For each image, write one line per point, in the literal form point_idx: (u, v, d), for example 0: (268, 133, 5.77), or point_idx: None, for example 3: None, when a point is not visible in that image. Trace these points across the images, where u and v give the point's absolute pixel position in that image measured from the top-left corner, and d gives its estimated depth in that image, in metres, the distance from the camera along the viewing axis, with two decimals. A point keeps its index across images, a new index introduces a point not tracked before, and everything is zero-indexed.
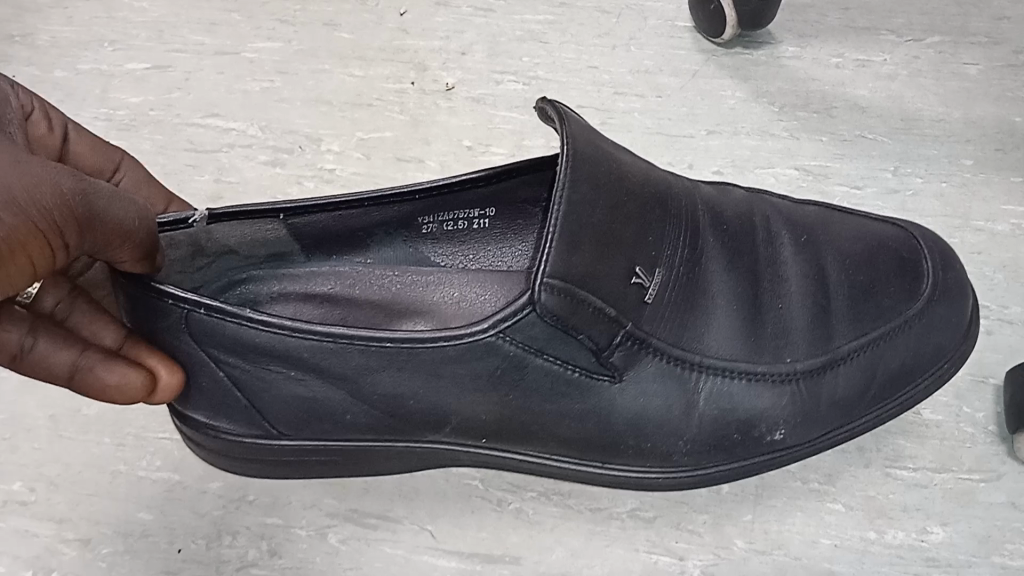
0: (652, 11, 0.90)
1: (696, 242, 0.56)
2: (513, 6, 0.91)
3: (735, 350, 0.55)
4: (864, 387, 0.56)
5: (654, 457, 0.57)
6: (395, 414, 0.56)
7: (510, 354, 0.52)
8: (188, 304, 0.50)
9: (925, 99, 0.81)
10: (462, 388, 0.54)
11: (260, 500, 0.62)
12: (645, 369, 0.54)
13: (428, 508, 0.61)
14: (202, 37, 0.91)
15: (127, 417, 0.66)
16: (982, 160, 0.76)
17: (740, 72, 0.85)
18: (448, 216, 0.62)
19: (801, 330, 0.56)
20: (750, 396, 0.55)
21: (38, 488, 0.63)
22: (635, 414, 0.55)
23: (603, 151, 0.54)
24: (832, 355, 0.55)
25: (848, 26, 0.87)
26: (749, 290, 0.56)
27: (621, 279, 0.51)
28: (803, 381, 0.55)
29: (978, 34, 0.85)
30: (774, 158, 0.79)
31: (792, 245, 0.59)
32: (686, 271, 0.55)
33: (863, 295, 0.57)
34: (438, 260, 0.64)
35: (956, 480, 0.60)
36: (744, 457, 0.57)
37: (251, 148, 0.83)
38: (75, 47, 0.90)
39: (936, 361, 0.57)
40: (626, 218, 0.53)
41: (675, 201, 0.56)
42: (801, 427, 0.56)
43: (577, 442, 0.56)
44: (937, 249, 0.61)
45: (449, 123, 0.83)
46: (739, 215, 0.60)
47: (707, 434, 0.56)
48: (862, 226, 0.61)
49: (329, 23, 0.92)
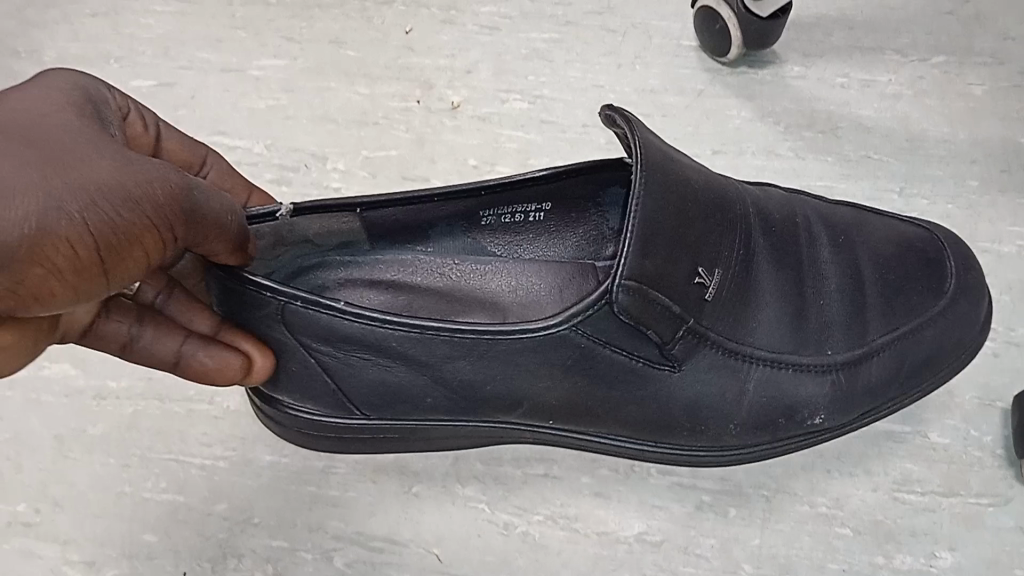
0: (657, 29, 0.90)
1: (748, 243, 0.56)
2: (518, 24, 0.92)
3: (783, 342, 0.56)
4: (901, 377, 0.57)
5: (704, 439, 0.58)
6: (466, 396, 0.56)
7: (581, 345, 0.53)
8: (285, 297, 0.51)
9: (930, 120, 0.81)
10: (537, 376, 0.54)
11: (265, 522, 0.62)
12: (701, 361, 0.54)
13: (434, 529, 0.61)
14: (209, 54, 0.91)
15: (131, 437, 0.66)
16: (989, 181, 0.76)
17: (746, 91, 0.85)
18: (507, 210, 0.61)
19: (840, 322, 0.57)
20: (796, 383, 0.56)
21: (42, 508, 0.63)
22: (688, 400, 0.56)
23: (669, 158, 0.54)
24: (868, 347, 0.56)
25: (853, 45, 0.87)
26: (795, 288, 0.57)
27: (686, 277, 0.52)
28: (844, 371, 0.56)
29: (983, 54, 0.85)
30: (779, 178, 0.79)
31: (830, 245, 0.59)
32: (741, 272, 0.55)
33: (895, 291, 0.58)
34: (495, 250, 0.64)
35: (964, 505, 0.60)
36: (786, 439, 0.58)
37: (257, 166, 0.83)
38: (82, 65, 0.91)
39: (959, 354, 0.58)
40: (692, 223, 0.53)
41: (733, 203, 0.56)
42: (841, 412, 0.57)
43: (636, 425, 0.58)
44: (958, 249, 0.61)
45: (455, 142, 0.83)
46: (784, 217, 0.60)
47: (756, 419, 0.57)
48: (891, 228, 0.62)
49: (335, 39, 0.92)
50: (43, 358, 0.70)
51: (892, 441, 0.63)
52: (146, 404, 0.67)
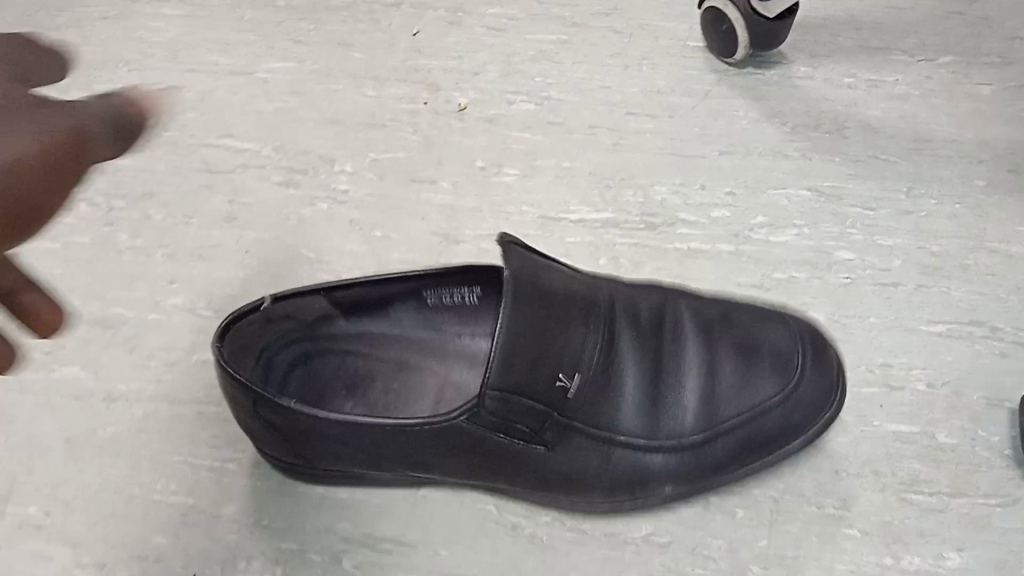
0: (663, 31, 0.91)
1: (609, 359, 0.56)
2: (525, 26, 0.92)
3: (641, 428, 0.57)
4: (750, 446, 0.58)
5: (584, 495, 0.58)
6: (370, 463, 0.57)
7: (474, 435, 0.54)
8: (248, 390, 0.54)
9: (937, 120, 0.81)
10: (438, 458, 0.56)
11: (274, 524, 0.62)
12: (573, 444, 0.56)
13: (442, 532, 0.61)
14: (217, 57, 0.91)
15: (141, 439, 0.66)
16: (996, 181, 0.76)
17: (752, 92, 0.85)
18: (443, 294, 0.61)
19: (688, 413, 0.57)
20: (642, 465, 0.57)
21: (53, 510, 0.63)
22: (566, 469, 0.56)
23: (529, 276, 0.54)
24: (723, 426, 0.57)
25: (860, 46, 0.87)
26: (658, 397, 0.57)
27: (549, 386, 0.53)
28: (689, 451, 0.57)
29: (990, 55, 0.85)
30: (786, 179, 0.79)
31: (691, 346, 0.59)
32: (601, 365, 0.55)
33: (743, 377, 0.58)
34: (438, 333, 0.64)
35: (972, 505, 0.60)
36: (639, 498, 0.58)
37: (265, 169, 0.83)
38: (91, 68, 0.91)
39: (807, 422, 0.59)
40: (551, 340, 0.53)
41: (595, 310, 0.56)
42: (688, 478, 0.58)
43: (523, 482, 0.58)
44: (802, 338, 0.61)
45: (462, 144, 0.83)
46: (648, 318, 0.59)
47: (617, 483, 0.57)
48: (753, 319, 0.61)
49: (342, 42, 0.92)
50: (55, 361, 0.71)
51: (901, 442, 0.63)
52: (157, 406, 0.68)
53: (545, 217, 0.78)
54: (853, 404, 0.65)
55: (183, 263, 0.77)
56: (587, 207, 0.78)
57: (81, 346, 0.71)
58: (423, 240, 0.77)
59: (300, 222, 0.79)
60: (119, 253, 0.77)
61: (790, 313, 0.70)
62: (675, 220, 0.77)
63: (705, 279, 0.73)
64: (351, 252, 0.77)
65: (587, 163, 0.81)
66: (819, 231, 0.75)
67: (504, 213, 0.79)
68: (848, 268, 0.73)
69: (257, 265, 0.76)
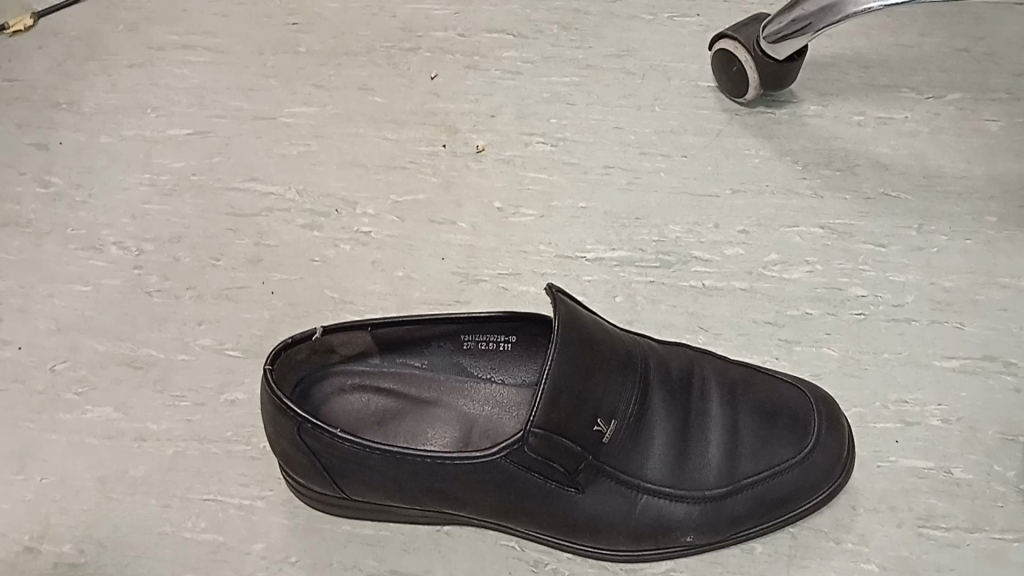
0: (675, 71, 0.93)
1: (643, 413, 0.58)
2: (540, 68, 0.94)
3: (668, 478, 0.58)
4: (766, 505, 0.59)
5: (606, 541, 0.59)
6: (404, 497, 0.59)
7: (508, 472, 0.55)
8: (298, 417, 0.55)
9: (947, 156, 0.83)
10: (471, 491, 0.57)
11: (302, 561, 0.64)
12: (600, 489, 0.57)
13: (466, 568, 0.62)
14: (241, 103, 0.94)
15: (172, 478, 0.68)
16: (1006, 217, 0.78)
17: (764, 131, 0.87)
18: (479, 338, 0.63)
19: (713, 468, 0.58)
20: (666, 515, 0.58)
21: (87, 549, 0.65)
22: (591, 514, 0.58)
23: (581, 320, 0.56)
24: (744, 485, 0.58)
25: (869, 84, 0.89)
26: (687, 449, 0.58)
27: (586, 431, 0.55)
28: (712, 505, 0.58)
29: (997, 91, 0.87)
30: (798, 216, 0.80)
31: (720, 406, 0.61)
32: (633, 417, 0.57)
33: (768, 438, 0.59)
34: (469, 378, 0.66)
35: (989, 540, 0.61)
36: (659, 547, 0.59)
37: (289, 211, 0.85)
38: (120, 114, 0.94)
39: (826, 480, 0.60)
40: (592, 388, 0.55)
41: (634, 364, 0.58)
42: (709, 531, 0.59)
43: (549, 525, 0.59)
44: (827, 405, 0.62)
45: (480, 185, 0.85)
46: (681, 374, 0.61)
47: (639, 531, 0.58)
48: (781, 384, 0.63)
49: (362, 86, 0.95)
50: (87, 402, 0.73)
51: (917, 477, 0.64)
52: (186, 445, 0.70)
53: (562, 256, 0.80)
54: (868, 439, 0.66)
55: (210, 304, 0.79)
56: (602, 245, 0.80)
57: (112, 387, 0.74)
58: (443, 280, 0.79)
59: (323, 263, 0.81)
60: (148, 295, 0.80)
61: (804, 349, 0.71)
62: (689, 258, 0.78)
63: (720, 317, 0.74)
64: (373, 292, 0.79)
65: (602, 203, 0.83)
66: (832, 268, 0.76)
67: (522, 252, 0.80)
68: (860, 304, 0.74)
69: (281, 305, 0.78)
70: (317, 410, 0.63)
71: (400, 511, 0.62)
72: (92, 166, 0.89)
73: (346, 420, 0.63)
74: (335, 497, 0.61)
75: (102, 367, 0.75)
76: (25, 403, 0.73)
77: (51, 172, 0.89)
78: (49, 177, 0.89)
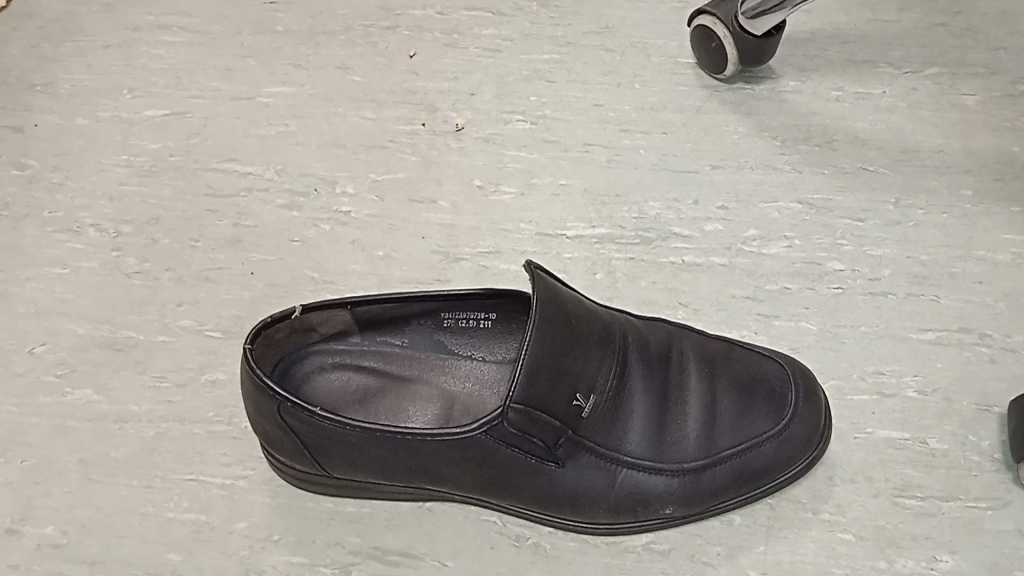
0: (654, 48, 0.93)
1: (623, 388, 0.58)
2: (519, 46, 0.94)
3: (648, 451, 0.58)
4: (744, 477, 0.59)
5: (587, 514, 0.60)
6: (386, 475, 0.59)
7: (489, 447, 0.56)
8: (279, 397, 0.56)
9: (924, 131, 0.83)
10: (452, 467, 0.57)
11: (285, 539, 0.64)
12: (581, 463, 0.57)
13: (449, 543, 0.63)
14: (219, 83, 0.93)
15: (154, 459, 0.68)
16: (983, 191, 0.78)
17: (743, 107, 0.87)
18: (460, 315, 0.64)
19: (691, 440, 0.59)
20: (646, 488, 0.58)
21: (69, 531, 0.65)
22: (572, 488, 0.58)
23: (560, 296, 0.56)
24: (721, 457, 0.59)
25: (847, 59, 0.89)
26: (665, 423, 0.59)
27: (565, 407, 0.55)
28: (690, 477, 0.58)
29: (975, 65, 0.87)
30: (777, 192, 0.80)
31: (698, 380, 0.61)
32: (613, 391, 0.58)
33: (745, 411, 0.60)
34: (450, 356, 0.66)
35: (965, 508, 0.62)
36: (639, 520, 0.60)
37: (268, 192, 0.85)
38: (96, 96, 0.93)
39: (803, 451, 0.60)
40: (572, 364, 0.55)
41: (613, 339, 0.59)
42: (688, 504, 0.59)
43: (530, 501, 0.60)
44: (804, 377, 0.63)
45: (460, 164, 0.85)
46: (659, 350, 0.61)
47: (619, 505, 0.59)
48: (758, 358, 0.63)
49: (340, 66, 0.94)
50: (67, 385, 0.73)
51: (894, 448, 0.64)
52: (167, 426, 0.70)
53: (543, 233, 0.80)
54: (845, 412, 0.67)
55: (189, 285, 0.78)
56: (583, 223, 0.80)
57: (93, 369, 0.73)
58: (424, 259, 0.79)
59: (304, 244, 0.81)
60: (127, 278, 0.79)
61: (782, 324, 0.72)
62: (669, 235, 0.79)
63: (700, 292, 0.75)
64: (353, 272, 0.79)
65: (582, 181, 0.83)
66: (810, 243, 0.77)
67: (503, 230, 0.80)
68: (838, 278, 0.74)
69: (262, 286, 0.78)
70: (298, 389, 0.63)
71: (383, 488, 0.62)
72: (69, 148, 0.89)
73: (327, 398, 0.64)
74: (316, 475, 0.62)
75: (82, 350, 0.75)
76: (5, 387, 0.73)
77: (28, 155, 0.88)
78: (25, 160, 0.88)
